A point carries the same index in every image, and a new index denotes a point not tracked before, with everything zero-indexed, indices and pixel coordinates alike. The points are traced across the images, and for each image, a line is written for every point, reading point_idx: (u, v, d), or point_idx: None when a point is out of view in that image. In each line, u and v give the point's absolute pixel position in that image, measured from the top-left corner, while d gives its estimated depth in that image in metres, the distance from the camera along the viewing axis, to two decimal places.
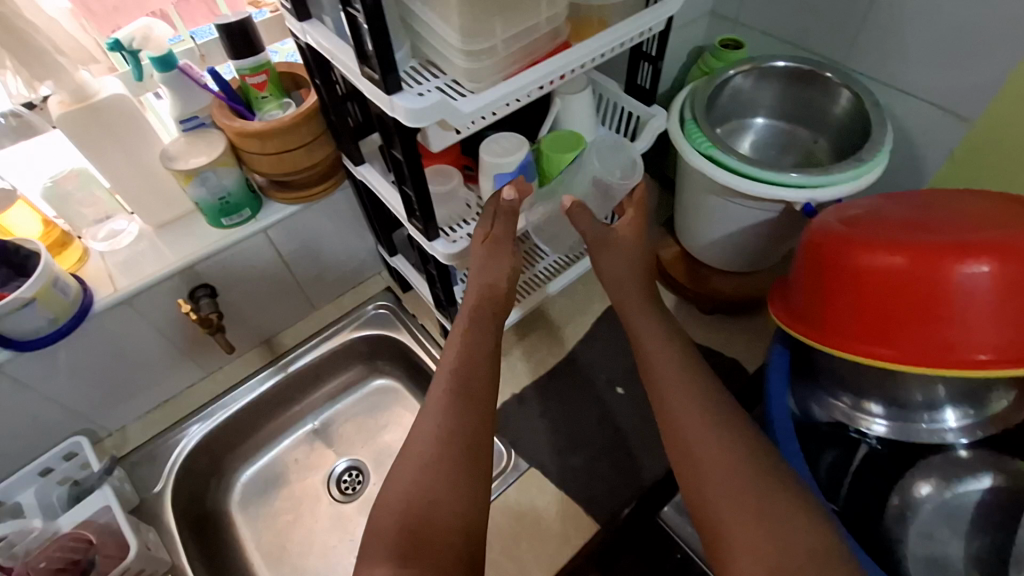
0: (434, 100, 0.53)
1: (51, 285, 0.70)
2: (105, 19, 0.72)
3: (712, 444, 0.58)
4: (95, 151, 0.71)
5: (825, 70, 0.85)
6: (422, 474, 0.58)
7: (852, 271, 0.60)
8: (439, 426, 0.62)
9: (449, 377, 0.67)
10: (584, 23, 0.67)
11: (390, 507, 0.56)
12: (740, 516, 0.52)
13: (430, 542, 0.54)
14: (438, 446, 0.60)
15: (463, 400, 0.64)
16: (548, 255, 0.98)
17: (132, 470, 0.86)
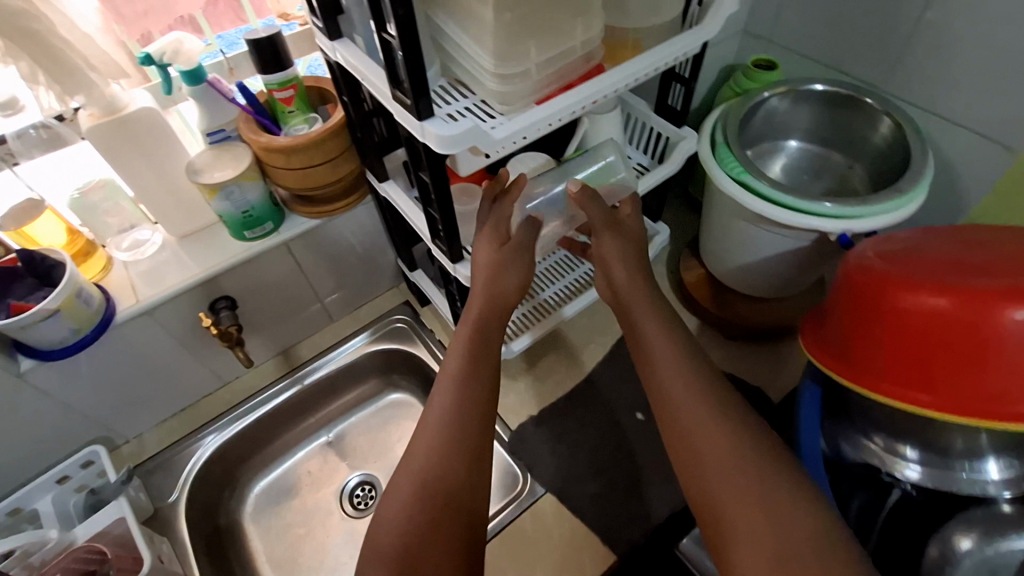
0: (466, 127, 0.52)
1: (75, 295, 0.70)
2: (133, 22, 0.67)
3: (715, 449, 0.53)
4: (122, 164, 0.71)
5: (865, 95, 0.83)
6: (420, 491, 0.57)
7: (890, 310, 0.59)
8: (438, 440, 0.61)
9: (448, 386, 0.65)
10: (619, 45, 0.66)
11: (389, 526, 0.55)
12: (748, 528, 0.48)
13: (427, 562, 0.53)
14: (437, 461, 0.59)
15: (462, 412, 0.63)
16: (565, 276, 0.98)
17: (148, 479, 0.86)
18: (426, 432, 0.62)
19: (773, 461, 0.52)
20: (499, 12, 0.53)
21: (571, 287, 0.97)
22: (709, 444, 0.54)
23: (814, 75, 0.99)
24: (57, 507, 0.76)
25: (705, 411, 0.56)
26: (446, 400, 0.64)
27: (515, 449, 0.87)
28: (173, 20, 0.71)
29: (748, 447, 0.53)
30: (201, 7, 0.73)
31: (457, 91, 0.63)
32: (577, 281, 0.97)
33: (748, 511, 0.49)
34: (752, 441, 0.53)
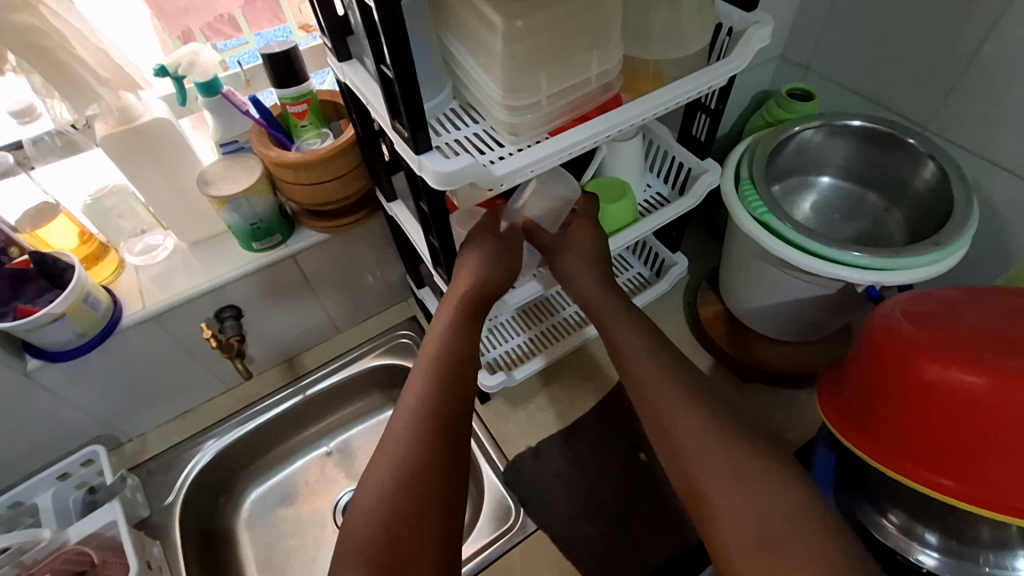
0: (465, 162, 0.49)
1: (82, 300, 0.70)
2: (174, 18, 0.70)
3: (705, 453, 0.57)
4: (135, 173, 0.71)
5: (907, 134, 0.78)
6: (398, 482, 0.57)
7: (916, 382, 0.58)
8: (414, 432, 0.61)
9: (424, 377, 0.65)
10: (639, 76, 0.62)
11: (365, 516, 0.56)
12: (738, 529, 0.52)
13: (406, 551, 0.54)
14: (414, 452, 0.60)
15: (439, 402, 0.63)
16: (569, 306, 0.96)
17: (148, 479, 0.87)
18: (400, 423, 0.62)
19: (758, 462, 0.55)
20: (508, 44, 0.51)
21: (559, 328, 0.93)
22: (698, 446, 0.58)
23: (853, 107, 0.93)
24: (56, 503, 0.78)
25: (690, 413, 0.60)
26: (423, 391, 0.64)
27: (510, 481, 0.84)
28: (212, 19, 0.74)
29: (736, 450, 0.56)
30: (240, 6, 0.74)
31: (465, 119, 0.60)
32: (565, 322, 0.94)
33: (738, 513, 0.52)
34: (738, 444, 0.57)
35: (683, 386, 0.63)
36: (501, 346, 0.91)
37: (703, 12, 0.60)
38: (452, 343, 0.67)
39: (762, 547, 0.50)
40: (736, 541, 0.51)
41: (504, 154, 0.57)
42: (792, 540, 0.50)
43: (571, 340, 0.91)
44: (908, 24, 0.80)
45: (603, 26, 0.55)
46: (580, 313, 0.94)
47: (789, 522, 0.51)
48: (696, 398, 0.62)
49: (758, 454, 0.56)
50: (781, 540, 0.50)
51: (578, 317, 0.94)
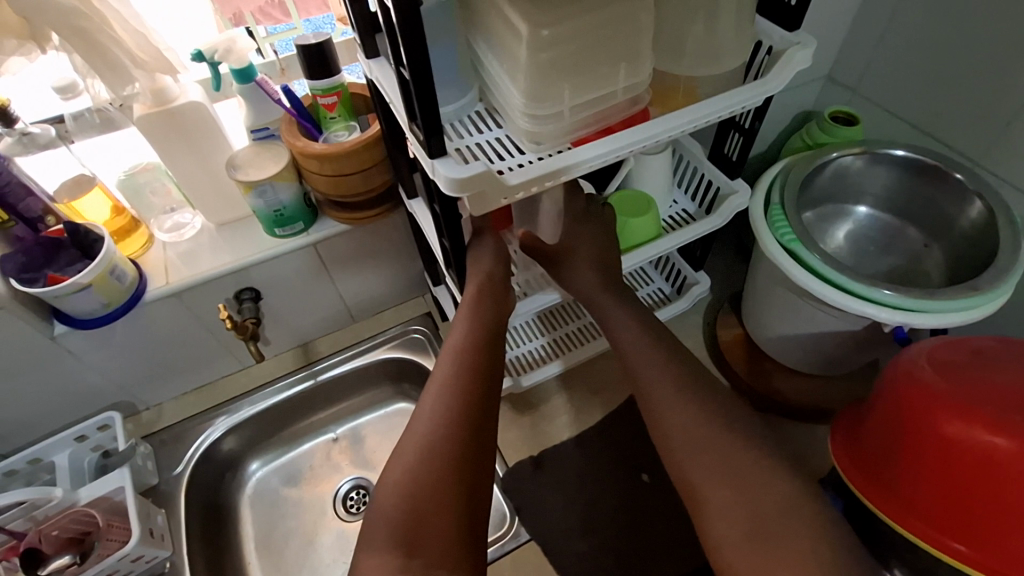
0: (479, 170, 0.49)
1: (108, 272, 0.73)
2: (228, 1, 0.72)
3: (697, 450, 0.59)
4: (167, 153, 0.74)
5: (954, 168, 0.73)
6: (423, 459, 0.58)
7: (936, 437, 0.56)
8: (441, 413, 0.61)
9: (451, 360, 0.65)
10: (669, 91, 0.60)
11: (391, 493, 0.56)
12: (733, 524, 0.54)
13: (432, 527, 0.54)
14: (439, 433, 0.60)
15: (466, 384, 0.63)
16: (584, 317, 0.94)
17: (160, 448, 0.90)
18: (426, 404, 0.62)
19: (745, 458, 0.57)
20: (533, 52, 0.50)
21: (574, 336, 0.92)
22: (689, 443, 0.60)
23: (901, 135, 0.88)
24: (72, 463, 0.81)
25: (684, 409, 0.62)
26: (449, 375, 0.64)
27: (508, 488, 0.83)
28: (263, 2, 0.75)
29: (728, 446, 0.58)
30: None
31: (488, 123, 0.59)
32: (581, 330, 0.93)
33: (733, 510, 0.54)
34: (729, 438, 0.59)
35: (677, 382, 0.64)
36: (518, 347, 0.92)
37: (741, 29, 0.57)
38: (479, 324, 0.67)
39: (757, 535, 0.52)
40: (732, 533, 0.53)
41: (521, 163, 0.56)
42: (785, 531, 0.52)
43: (586, 350, 0.90)
44: (968, 52, 0.75)
45: (632, 39, 0.54)
46: (597, 323, 0.93)
47: (779, 515, 0.53)
48: (689, 390, 0.64)
49: (747, 450, 0.58)
50: (775, 530, 0.52)
51: (593, 327, 0.93)
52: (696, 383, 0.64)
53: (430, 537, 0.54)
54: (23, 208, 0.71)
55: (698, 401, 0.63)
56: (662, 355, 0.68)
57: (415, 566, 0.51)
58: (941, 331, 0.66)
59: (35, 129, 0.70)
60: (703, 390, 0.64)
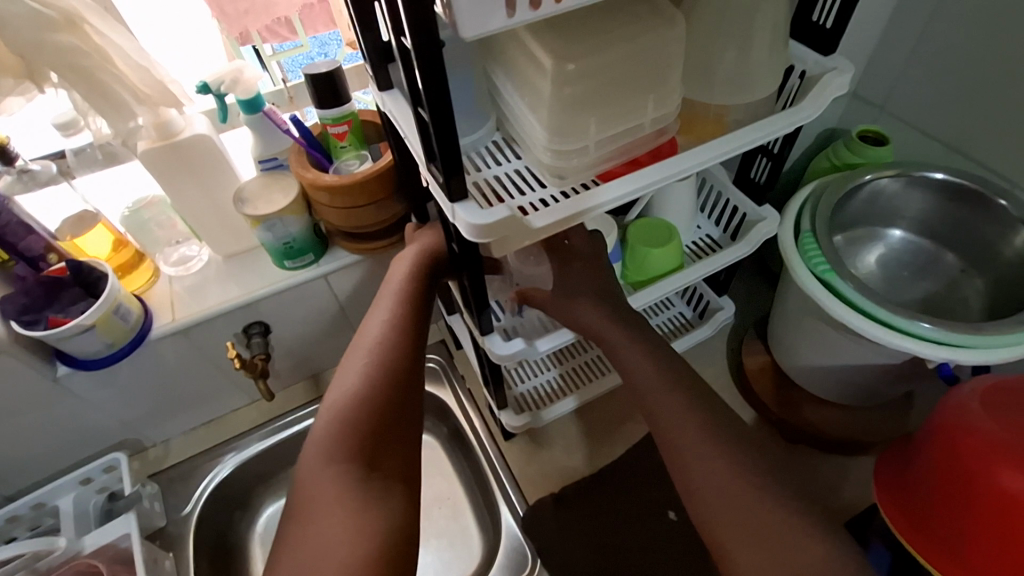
0: (502, 214, 0.45)
1: (112, 312, 0.70)
2: (235, 20, 0.68)
3: (724, 498, 0.55)
4: (174, 185, 0.71)
5: (997, 194, 0.70)
6: (366, 385, 0.60)
7: (988, 490, 0.56)
8: (381, 346, 0.63)
9: (391, 303, 0.66)
10: (698, 119, 0.57)
11: (333, 416, 0.59)
12: None
13: (386, 446, 0.59)
14: (377, 365, 0.62)
15: (404, 309, 0.66)
16: (591, 350, 0.88)
17: (167, 487, 0.87)
18: (364, 347, 0.63)
19: (787, 509, 0.53)
20: (557, 87, 0.47)
21: (585, 370, 0.87)
22: (718, 487, 0.55)
23: (932, 154, 0.85)
24: (77, 507, 0.78)
25: (709, 454, 0.57)
26: (391, 316, 0.65)
27: (530, 528, 0.80)
28: (270, 20, 0.71)
29: (759, 492, 0.54)
30: (297, 10, 0.72)
31: (506, 154, 0.56)
32: (592, 363, 0.88)
33: (760, 557, 0.51)
34: (764, 485, 0.55)
35: (703, 429, 0.58)
36: (530, 380, 0.87)
37: (775, 55, 0.54)
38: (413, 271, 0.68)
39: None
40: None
41: (543, 198, 0.52)
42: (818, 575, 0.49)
43: (593, 388, 0.84)
44: (1006, 69, 0.72)
45: (661, 68, 0.50)
46: (604, 358, 0.87)
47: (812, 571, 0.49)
48: (721, 431, 0.58)
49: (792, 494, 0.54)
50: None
51: (605, 361, 0.87)
52: (731, 422, 0.60)
53: (383, 454, 0.58)
54: (23, 247, 0.68)
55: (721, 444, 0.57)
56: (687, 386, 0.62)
57: (374, 478, 0.56)
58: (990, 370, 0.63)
59: (36, 166, 0.69)
60: (725, 428, 0.59)
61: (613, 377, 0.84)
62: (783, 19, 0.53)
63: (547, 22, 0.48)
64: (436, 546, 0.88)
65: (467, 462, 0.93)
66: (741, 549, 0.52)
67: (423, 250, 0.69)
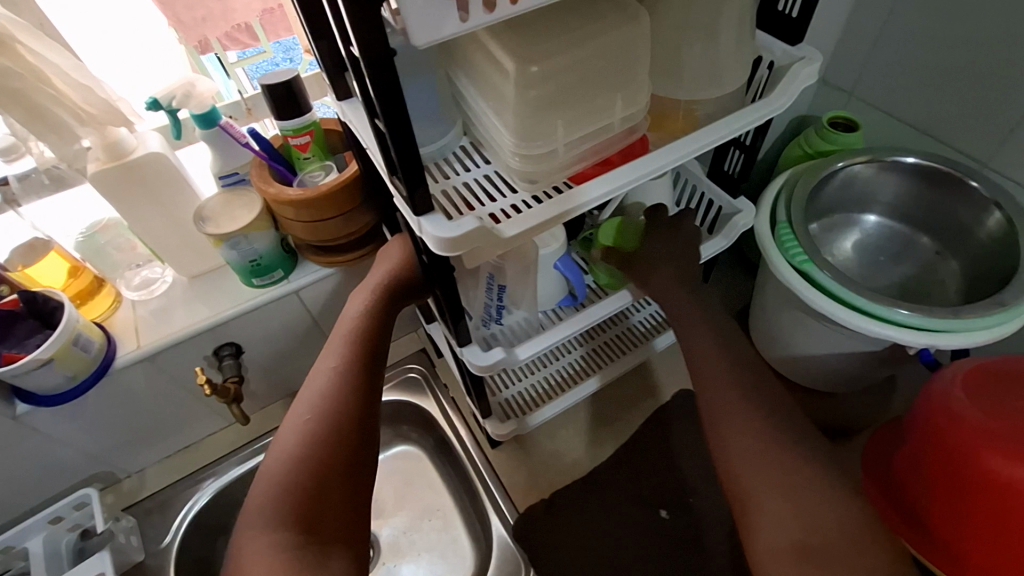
0: (469, 225, 0.44)
1: (72, 343, 0.67)
2: (192, 28, 0.66)
3: (756, 456, 0.56)
4: (129, 208, 0.68)
5: (969, 176, 0.70)
6: (307, 441, 0.59)
7: (980, 479, 0.56)
8: (325, 395, 0.62)
9: (340, 347, 0.65)
10: (667, 115, 0.56)
11: (271, 475, 0.57)
12: (783, 529, 0.51)
13: (328, 508, 0.57)
14: (322, 416, 0.60)
15: (354, 356, 0.64)
16: (649, 306, 0.89)
17: (145, 519, 0.84)
18: (317, 382, 0.63)
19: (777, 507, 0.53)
20: (521, 90, 0.45)
21: (615, 344, 0.88)
22: (740, 457, 0.56)
23: (903, 138, 0.86)
24: (47, 548, 0.74)
25: (741, 417, 0.58)
26: (338, 362, 0.64)
27: (521, 536, 0.78)
28: (229, 28, 0.69)
29: (779, 460, 0.55)
30: (257, 15, 0.69)
31: (475, 160, 0.54)
32: (628, 334, 0.88)
33: (784, 519, 0.52)
34: (780, 451, 0.55)
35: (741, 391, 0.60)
36: (514, 386, 0.86)
37: (743, 46, 0.53)
38: (377, 290, 0.67)
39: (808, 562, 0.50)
40: (781, 541, 0.51)
41: (514, 205, 0.51)
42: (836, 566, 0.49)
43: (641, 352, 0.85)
44: (972, 51, 0.72)
45: (628, 65, 0.49)
46: (662, 314, 0.88)
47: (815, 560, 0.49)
48: (745, 401, 0.59)
49: (789, 488, 0.53)
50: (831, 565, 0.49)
51: (663, 317, 0.88)
52: (756, 389, 0.60)
53: (324, 516, 0.56)
54: None
55: (751, 424, 0.58)
56: (704, 387, 0.62)
57: (313, 541, 0.54)
58: (980, 360, 0.63)
59: None
60: (755, 394, 0.60)
61: (660, 340, 0.85)
62: (749, 9, 0.52)
63: (507, 23, 0.46)
64: (427, 560, 0.86)
65: (455, 472, 0.92)
66: (766, 503, 0.53)
67: (372, 292, 0.67)
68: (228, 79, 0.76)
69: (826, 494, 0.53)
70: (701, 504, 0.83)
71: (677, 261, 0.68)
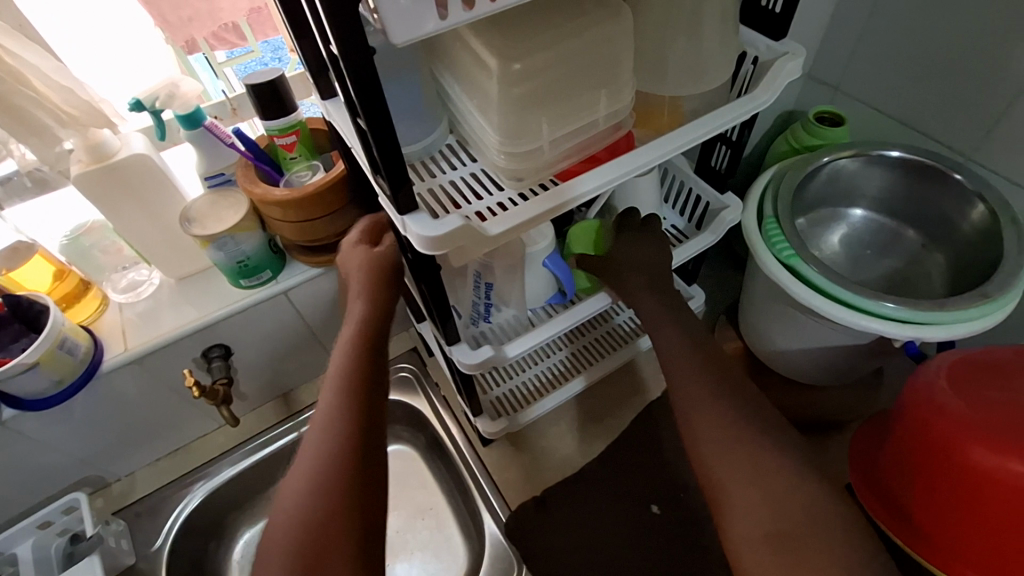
0: (453, 223, 0.44)
1: (57, 347, 0.66)
2: (179, 28, 0.65)
3: (727, 449, 0.56)
4: (114, 210, 0.68)
5: (953, 169, 0.71)
6: (310, 480, 0.54)
7: (961, 468, 0.57)
8: (325, 427, 0.57)
9: (336, 372, 0.61)
10: (653, 111, 0.56)
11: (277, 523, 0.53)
12: (755, 522, 0.52)
13: (337, 547, 0.52)
14: (322, 449, 0.56)
15: (350, 377, 0.60)
16: (624, 312, 0.89)
17: (135, 522, 0.83)
18: (317, 414, 0.59)
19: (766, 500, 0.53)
20: (504, 88, 0.45)
21: (599, 345, 0.88)
22: (716, 451, 0.57)
23: (888, 132, 0.86)
24: (36, 554, 0.73)
25: (713, 413, 0.58)
26: (333, 388, 0.60)
27: (514, 534, 0.78)
28: (217, 27, 0.68)
29: (750, 454, 0.55)
30: (245, 15, 0.68)
31: (461, 158, 0.54)
32: (611, 334, 0.88)
33: (756, 510, 0.53)
34: (750, 442, 0.56)
35: (711, 384, 0.61)
36: (505, 384, 0.86)
37: (727, 42, 0.53)
38: (365, 304, 0.63)
39: (783, 549, 0.50)
40: (754, 533, 0.52)
41: (500, 202, 0.51)
42: (812, 554, 0.50)
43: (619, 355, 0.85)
44: (956, 45, 0.73)
45: (612, 62, 0.49)
46: (634, 321, 0.88)
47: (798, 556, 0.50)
48: (718, 396, 0.60)
49: (782, 484, 0.53)
50: (804, 551, 0.50)
51: (636, 323, 0.88)
52: (727, 384, 0.61)
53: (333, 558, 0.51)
54: None
55: (728, 421, 0.58)
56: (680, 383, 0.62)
57: None
58: (959, 351, 0.64)
59: None
60: (727, 389, 0.60)
61: (642, 342, 0.85)
62: (732, 5, 0.52)
63: (490, 20, 0.46)
64: (420, 559, 0.86)
65: (447, 471, 0.92)
66: (738, 496, 0.54)
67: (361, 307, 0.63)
68: (217, 79, 0.76)
69: (813, 487, 0.53)
70: (692, 498, 0.83)
71: (665, 258, 0.68)
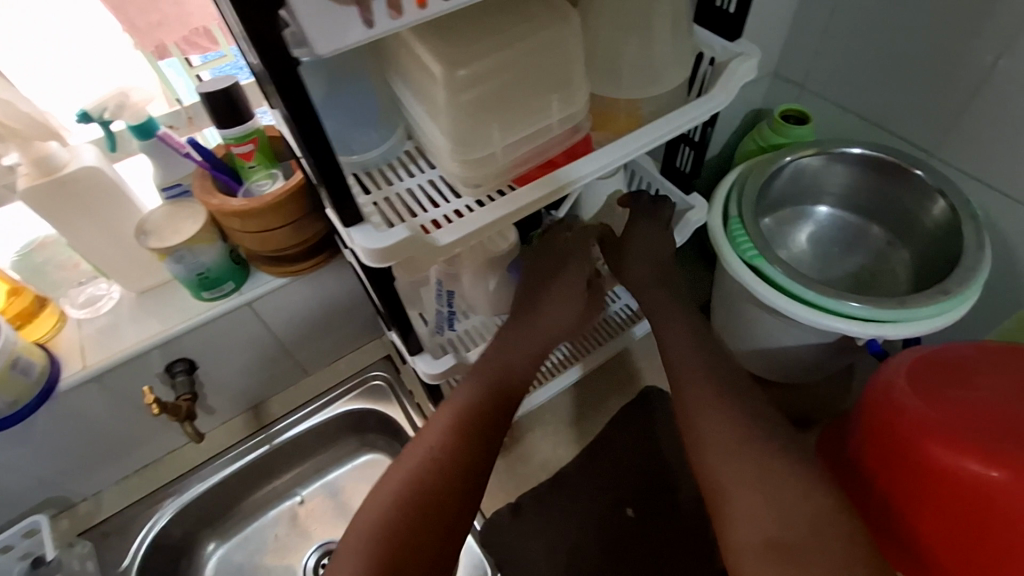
0: (401, 234, 0.43)
1: (9, 367, 0.64)
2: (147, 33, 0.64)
3: (734, 454, 0.55)
4: (66, 224, 0.66)
5: (914, 165, 0.71)
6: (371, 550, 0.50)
7: (925, 466, 0.58)
8: (395, 500, 0.53)
9: (423, 453, 0.57)
10: (609, 114, 0.55)
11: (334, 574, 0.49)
12: (758, 528, 0.51)
13: None
14: (387, 525, 0.52)
15: (441, 465, 0.56)
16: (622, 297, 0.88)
17: (102, 542, 0.81)
18: (390, 483, 0.55)
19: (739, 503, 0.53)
20: (451, 94, 0.44)
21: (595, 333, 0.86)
22: (722, 453, 0.56)
23: (853, 129, 0.87)
24: None
25: (723, 412, 0.58)
26: (416, 469, 0.56)
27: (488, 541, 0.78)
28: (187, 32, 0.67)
29: (753, 464, 0.54)
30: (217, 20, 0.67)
31: (418, 165, 0.53)
32: (606, 323, 0.87)
33: (758, 515, 0.51)
34: (745, 449, 0.55)
35: (715, 383, 0.61)
36: None
37: (680, 43, 0.53)
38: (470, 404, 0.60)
39: (783, 559, 0.49)
40: (755, 539, 0.50)
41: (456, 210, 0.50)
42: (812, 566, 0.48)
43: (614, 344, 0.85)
44: (915, 41, 0.73)
45: (563, 65, 0.48)
46: (632, 309, 0.86)
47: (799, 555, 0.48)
48: (719, 396, 0.60)
49: (780, 489, 0.52)
50: (806, 558, 0.48)
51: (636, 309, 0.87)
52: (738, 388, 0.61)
53: None
54: None
55: (741, 424, 0.57)
56: (682, 377, 0.63)
57: None
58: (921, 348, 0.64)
59: None
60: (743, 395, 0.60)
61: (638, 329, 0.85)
62: (684, 5, 0.51)
63: (434, 24, 0.45)
64: None
65: None
66: (741, 501, 0.53)
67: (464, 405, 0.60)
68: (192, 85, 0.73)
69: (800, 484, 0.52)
70: (668, 500, 0.83)
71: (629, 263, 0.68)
